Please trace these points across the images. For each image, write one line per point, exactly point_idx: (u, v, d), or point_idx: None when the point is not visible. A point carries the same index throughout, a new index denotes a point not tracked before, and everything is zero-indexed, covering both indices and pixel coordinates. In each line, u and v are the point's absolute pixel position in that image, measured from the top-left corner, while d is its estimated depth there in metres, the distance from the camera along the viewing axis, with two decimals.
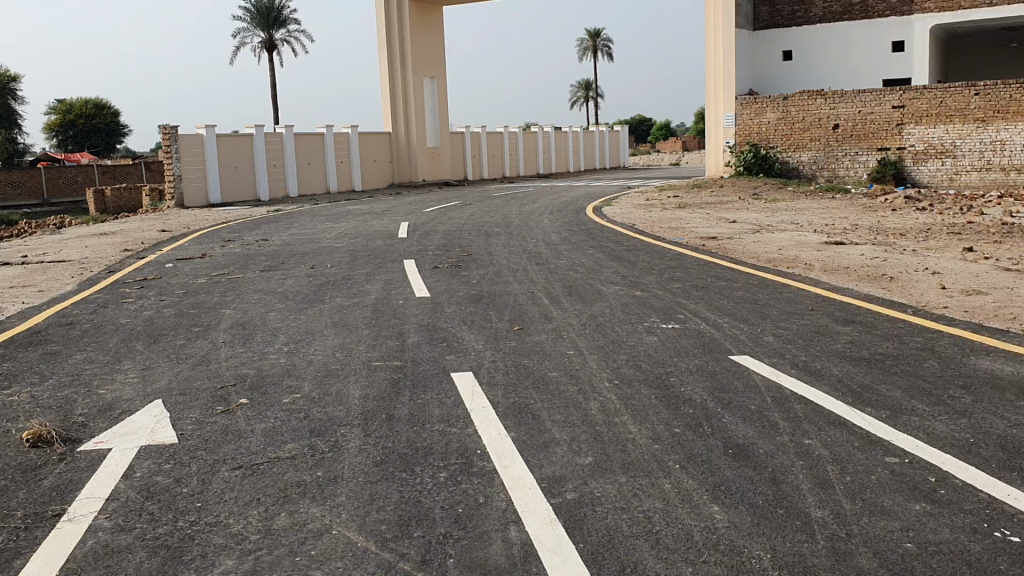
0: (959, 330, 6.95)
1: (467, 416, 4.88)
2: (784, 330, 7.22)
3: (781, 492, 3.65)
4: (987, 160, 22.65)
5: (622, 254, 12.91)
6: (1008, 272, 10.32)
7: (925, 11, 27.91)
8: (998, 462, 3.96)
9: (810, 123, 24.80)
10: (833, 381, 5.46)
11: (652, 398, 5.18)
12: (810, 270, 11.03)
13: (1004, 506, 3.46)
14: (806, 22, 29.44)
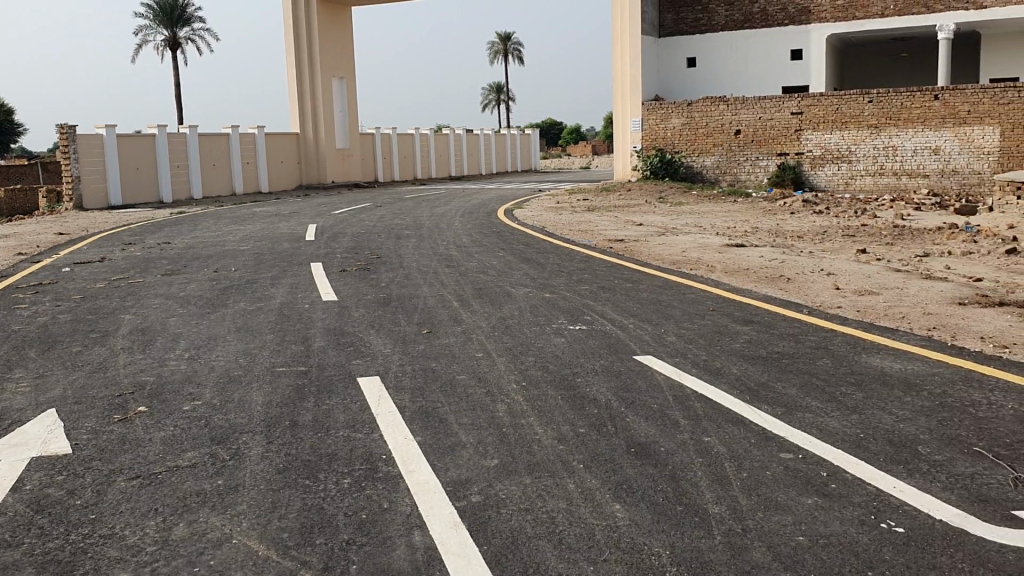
0: (851, 329, 7.21)
1: (372, 421, 4.84)
2: (686, 330, 7.39)
3: (680, 490, 3.73)
4: (881, 165, 23.59)
5: (531, 256, 13.02)
6: (898, 273, 10.79)
7: (822, 21, 28.98)
8: (886, 456, 4.13)
9: (713, 128, 25.33)
10: (732, 380, 5.60)
11: (557, 399, 5.24)
12: (713, 272, 11.29)
13: (890, 499, 3.61)
14: (710, 29, 30.11)
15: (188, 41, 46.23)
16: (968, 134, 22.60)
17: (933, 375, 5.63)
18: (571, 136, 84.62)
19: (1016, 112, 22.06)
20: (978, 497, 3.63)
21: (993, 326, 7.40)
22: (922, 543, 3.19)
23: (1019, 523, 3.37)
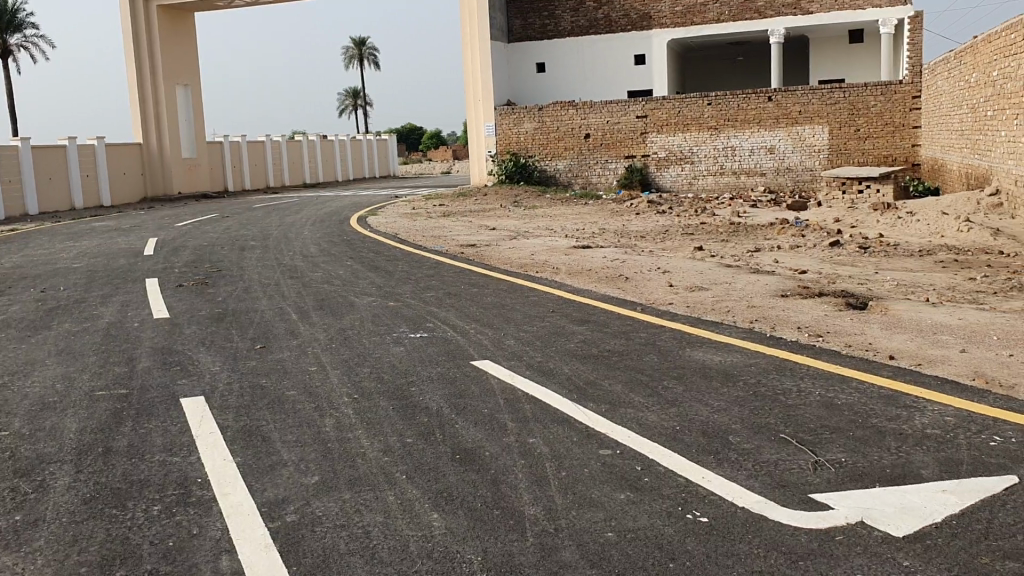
0: (681, 324, 7.46)
1: (192, 443, 4.67)
2: (524, 333, 7.46)
3: (500, 493, 3.76)
4: (721, 165, 24.53)
5: (380, 264, 12.90)
6: (729, 269, 11.24)
7: (662, 27, 29.98)
8: (699, 447, 4.27)
9: (564, 133, 25.77)
10: (562, 380, 5.69)
11: (388, 410, 5.18)
12: (557, 274, 11.47)
13: (698, 489, 3.74)
14: (557, 35, 30.65)
15: (21, 48, 43.63)
16: (799, 133, 23.78)
17: (751, 365, 5.90)
18: (430, 140, 84.32)
19: (842, 112, 23.39)
20: (779, 483, 3.80)
21: (810, 316, 7.79)
22: (723, 532, 3.32)
23: (815, 504, 3.56)
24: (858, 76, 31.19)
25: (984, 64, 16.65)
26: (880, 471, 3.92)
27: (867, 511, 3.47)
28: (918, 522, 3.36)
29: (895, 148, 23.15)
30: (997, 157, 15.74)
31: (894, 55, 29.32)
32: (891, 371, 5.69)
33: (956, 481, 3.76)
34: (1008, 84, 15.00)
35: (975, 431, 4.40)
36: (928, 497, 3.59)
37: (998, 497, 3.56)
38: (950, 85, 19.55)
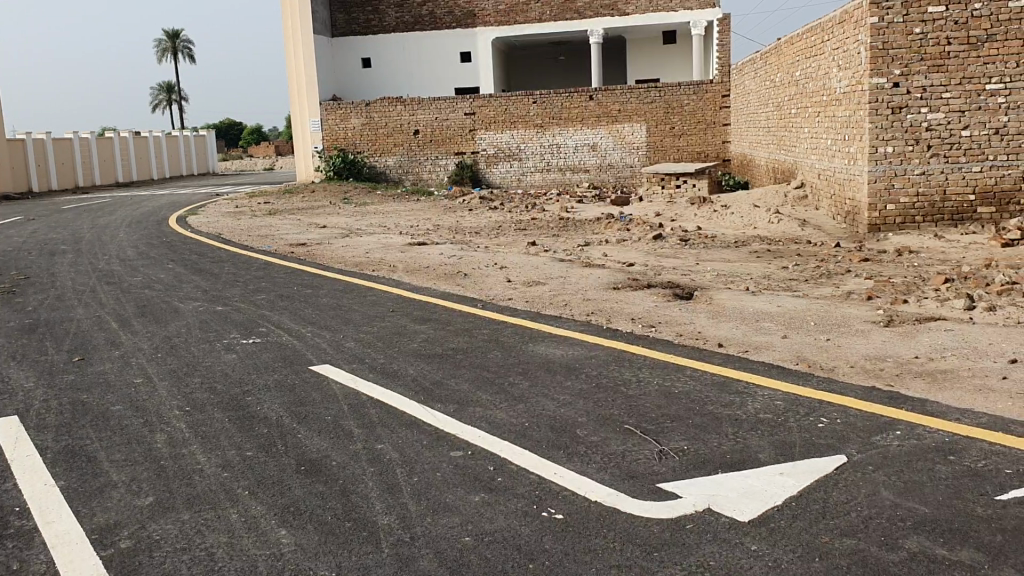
0: (521, 319, 7.51)
1: (6, 470, 4.28)
2: (364, 334, 7.31)
3: (350, 504, 3.64)
4: (547, 162, 24.98)
5: (204, 266, 12.35)
6: (562, 263, 11.43)
7: (486, 26, 30.25)
8: (548, 443, 4.29)
9: (392, 129, 25.55)
10: (406, 381, 5.59)
11: (223, 422, 4.94)
12: (393, 272, 11.34)
13: (552, 486, 3.75)
14: (381, 31, 30.31)
15: None
16: (620, 131, 24.50)
17: (593, 357, 6.00)
18: (251, 136, 81.78)
19: (658, 110, 24.25)
20: (629, 473, 3.87)
21: (642, 307, 8.02)
22: (578, 528, 3.34)
23: (663, 494, 3.64)
24: (672, 75, 32.46)
25: (788, 64, 17.62)
26: (720, 457, 4.05)
27: (713, 498, 3.58)
28: (761, 505, 3.48)
29: (708, 145, 24.17)
30: (801, 153, 16.72)
31: (703, 56, 30.70)
32: (722, 358, 5.91)
33: (791, 462, 3.93)
34: (809, 84, 15.94)
35: (803, 414, 4.61)
36: (767, 480, 3.73)
37: (831, 476, 3.74)
38: (756, 85, 20.63)
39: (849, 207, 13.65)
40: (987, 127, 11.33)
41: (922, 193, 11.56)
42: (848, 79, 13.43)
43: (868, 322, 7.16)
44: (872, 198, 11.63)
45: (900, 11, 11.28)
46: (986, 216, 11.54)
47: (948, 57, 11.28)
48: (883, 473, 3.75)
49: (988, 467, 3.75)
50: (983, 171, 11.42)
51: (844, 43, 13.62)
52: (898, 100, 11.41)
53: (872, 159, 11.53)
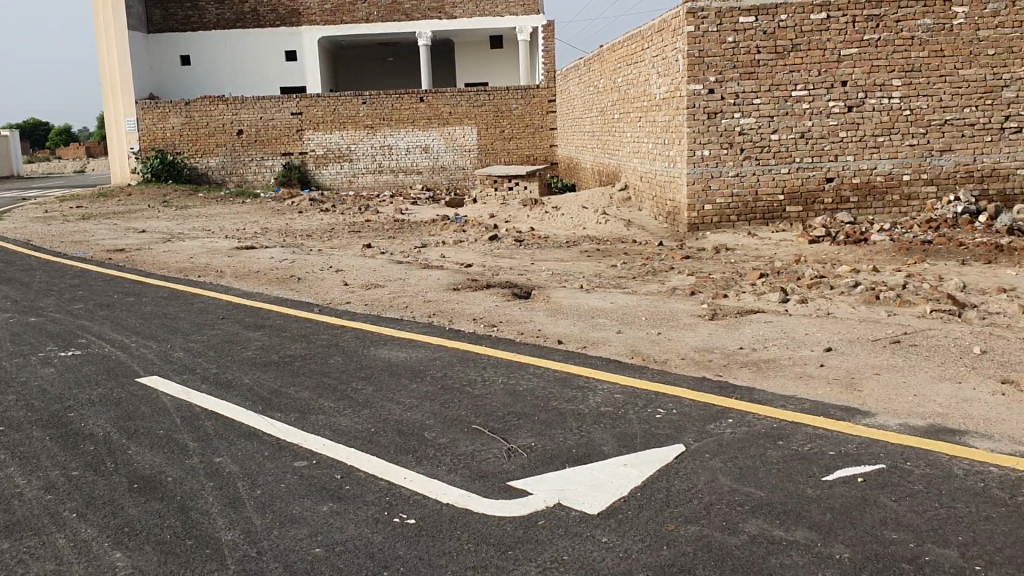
0: (360, 323, 7.39)
1: None
2: (195, 343, 6.99)
3: (190, 521, 3.46)
4: (379, 163, 24.74)
5: (12, 275, 11.51)
6: (397, 265, 11.35)
7: (312, 25, 29.65)
8: (396, 448, 4.23)
9: (215, 129, 24.66)
10: (243, 391, 5.38)
11: (44, 441, 4.60)
12: (221, 277, 10.93)
13: (402, 491, 3.70)
14: (202, 28, 29.19)
15: None
16: (450, 133, 24.57)
17: (435, 359, 5.96)
18: (60, 136, 77.08)
19: (488, 113, 24.46)
20: (478, 474, 3.86)
21: (482, 308, 8.05)
22: (431, 532, 3.30)
23: (514, 492, 3.65)
24: (499, 80, 32.88)
25: (610, 71, 18.19)
26: (567, 452, 4.10)
27: (563, 492, 3.62)
28: (608, 497, 3.55)
29: (536, 148, 24.63)
30: (625, 156, 17.28)
31: (529, 62, 31.24)
32: (561, 355, 6.01)
33: (634, 454, 4.03)
34: (631, 90, 16.51)
35: (642, 406, 4.74)
36: (613, 472, 3.81)
37: (671, 465, 3.86)
38: (581, 89, 21.16)
39: (671, 208, 14.21)
40: (794, 131, 12.07)
41: (736, 193, 12.18)
42: (667, 84, 13.98)
43: (695, 316, 7.47)
44: (692, 198, 12.15)
45: (713, 20, 11.80)
46: (794, 214, 12.29)
47: (758, 65, 11.91)
48: (720, 459, 3.89)
49: (813, 449, 3.94)
50: (790, 173, 12.16)
51: (663, 50, 14.17)
52: (713, 105, 11.96)
53: (690, 162, 12.04)
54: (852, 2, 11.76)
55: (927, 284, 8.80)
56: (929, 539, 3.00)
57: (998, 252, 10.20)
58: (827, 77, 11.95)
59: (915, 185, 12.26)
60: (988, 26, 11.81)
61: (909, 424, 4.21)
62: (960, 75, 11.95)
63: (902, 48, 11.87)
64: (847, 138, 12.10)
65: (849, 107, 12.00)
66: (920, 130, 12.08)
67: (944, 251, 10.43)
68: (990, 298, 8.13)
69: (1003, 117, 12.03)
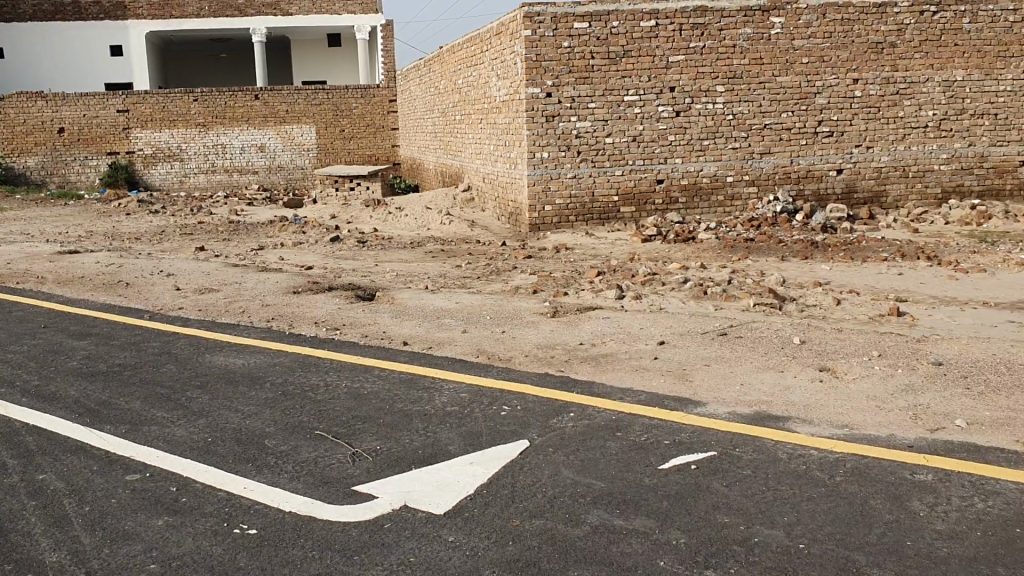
0: (195, 329, 7.12)
1: None
2: (13, 354, 6.55)
3: (10, 544, 3.24)
4: (212, 163, 23.89)
5: None
6: (234, 268, 11.00)
7: (138, 18, 28.32)
8: (235, 457, 4.11)
9: (33, 127, 23.23)
10: (68, 404, 5.08)
11: None
12: (41, 284, 10.29)
13: (243, 500, 3.59)
14: (17, 19, 27.45)
15: None
16: (288, 132, 24.01)
17: (275, 365, 5.82)
18: None
19: (327, 112, 24.05)
20: (322, 480, 3.80)
21: (323, 311, 7.91)
22: (274, 541, 3.22)
23: (359, 496, 3.61)
24: (338, 80, 32.43)
25: (450, 72, 18.27)
26: (412, 453, 4.08)
27: (409, 494, 3.61)
28: (454, 496, 3.56)
29: (377, 147, 24.43)
30: (466, 157, 17.39)
31: (368, 61, 30.96)
32: (406, 356, 5.97)
33: (479, 451, 4.05)
34: (471, 92, 16.61)
35: (486, 404, 4.77)
36: (459, 471, 3.81)
37: (515, 460, 3.91)
38: (422, 90, 21.15)
39: (512, 208, 14.41)
40: (626, 134, 12.46)
41: (574, 195, 12.47)
42: (506, 87, 14.15)
43: (537, 314, 7.60)
44: (532, 199, 12.37)
45: (550, 25, 12.00)
46: (628, 215, 12.71)
47: (593, 70, 12.22)
48: (562, 453, 3.97)
49: (650, 439, 4.08)
50: (625, 175, 12.55)
51: (501, 53, 14.35)
52: (551, 109, 12.17)
53: (530, 164, 12.25)
54: (679, 11, 12.24)
55: (751, 279, 9.29)
56: (757, 520, 3.16)
57: (813, 248, 10.88)
58: (657, 82, 12.40)
59: (738, 186, 12.91)
60: (802, 36, 12.56)
61: (737, 412, 4.43)
62: (777, 82, 12.65)
63: (725, 55, 12.46)
64: (676, 141, 12.61)
65: (677, 112, 12.51)
66: (742, 134, 12.73)
67: (766, 248, 11.04)
68: (807, 291, 8.67)
69: (815, 122, 12.84)
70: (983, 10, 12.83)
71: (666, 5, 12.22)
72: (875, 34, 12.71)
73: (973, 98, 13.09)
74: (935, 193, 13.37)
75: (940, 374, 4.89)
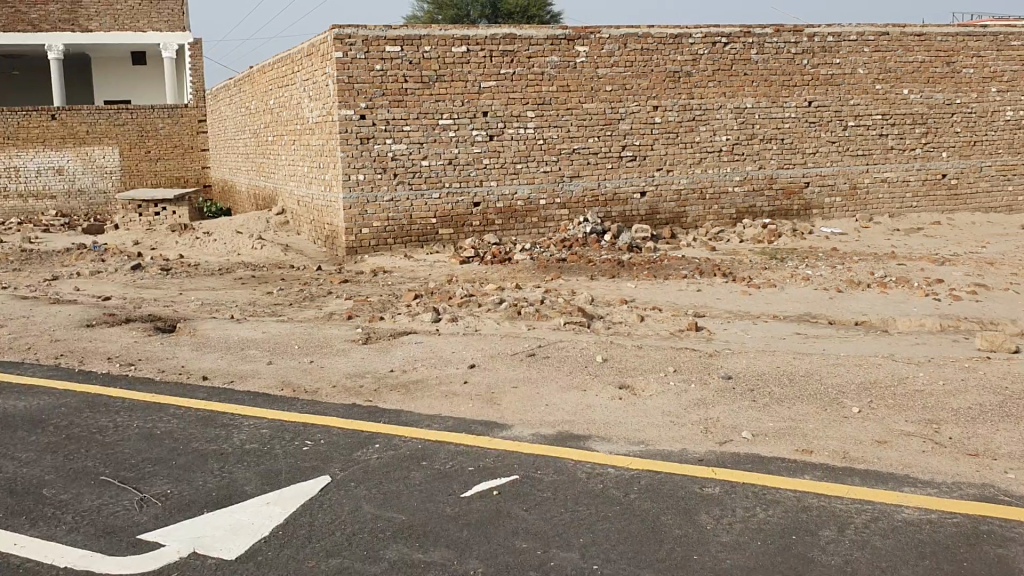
0: None
1: None
2: None
3: None
4: (4, 187, 22.24)
5: None
6: (23, 301, 10.22)
7: None
8: (6, 510, 3.77)
9: None
10: None
11: None
12: None
13: (12, 559, 3.30)
14: None
15: None
16: (88, 154, 22.65)
17: (60, 406, 5.41)
18: None
19: (131, 133, 22.87)
20: (104, 530, 3.54)
21: (121, 345, 7.46)
22: None
23: (144, 546, 3.39)
24: (144, 99, 31.00)
25: (261, 93, 17.79)
26: (206, 496, 3.87)
27: (198, 540, 3.42)
28: (247, 539, 3.40)
29: (186, 169, 23.41)
30: (280, 180, 16.95)
31: (176, 80, 29.77)
32: (205, 392, 5.70)
33: (278, 489, 3.89)
34: (283, 113, 16.22)
35: (288, 439, 4.60)
36: (254, 512, 3.64)
37: (316, 497, 3.78)
38: (232, 112, 20.48)
39: (328, 232, 14.15)
40: (441, 158, 12.49)
41: (391, 218, 12.38)
42: (319, 109, 13.91)
43: (348, 341, 7.46)
44: (347, 223, 12.18)
45: (361, 48, 11.86)
46: (446, 237, 12.74)
47: (406, 93, 12.17)
48: (365, 487, 3.87)
49: (454, 466, 4.06)
50: (441, 198, 12.58)
51: (312, 74, 14.09)
52: (365, 131, 12.02)
53: (345, 187, 12.05)
54: (488, 38, 12.42)
55: (562, 299, 9.50)
56: (553, 544, 3.20)
57: (620, 267, 11.27)
58: (470, 107, 12.51)
59: (551, 208, 13.21)
60: (605, 64, 13.03)
61: (541, 434, 4.48)
62: (584, 108, 13.06)
63: (534, 82, 12.75)
64: (490, 165, 12.76)
65: (490, 136, 12.68)
66: (553, 158, 13.04)
67: (577, 268, 11.35)
68: (614, 309, 8.94)
69: (620, 147, 13.33)
70: (769, 42, 13.73)
71: (476, 31, 12.36)
72: (673, 63, 13.35)
73: (761, 124, 13.96)
74: (730, 214, 14.15)
75: (729, 388, 5.13)
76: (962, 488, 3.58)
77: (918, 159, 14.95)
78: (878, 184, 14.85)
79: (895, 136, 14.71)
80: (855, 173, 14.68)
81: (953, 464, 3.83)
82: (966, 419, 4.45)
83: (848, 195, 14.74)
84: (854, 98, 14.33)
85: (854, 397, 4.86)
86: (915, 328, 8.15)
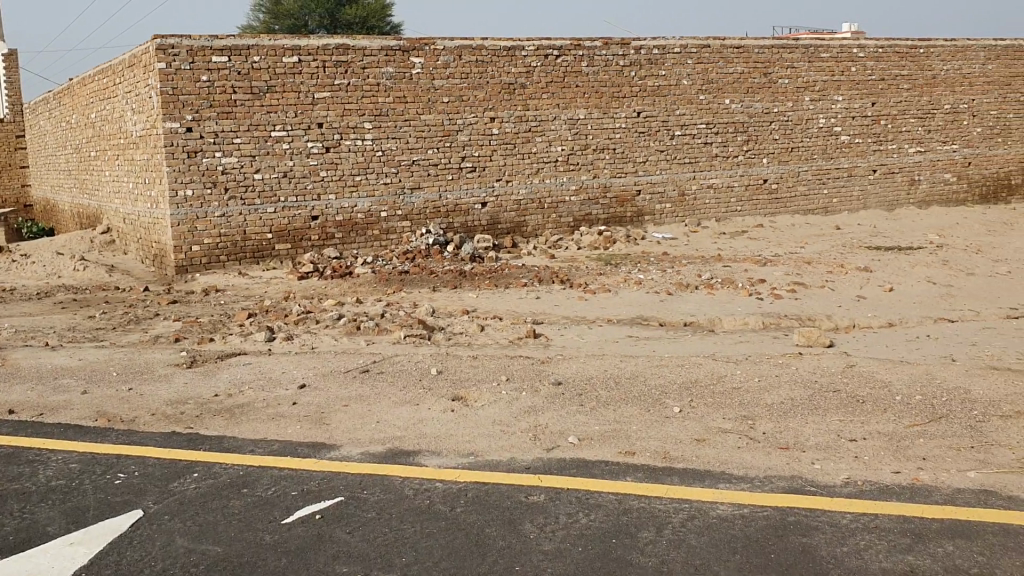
0: None
1: None
2: None
3: None
4: None
5: None
6: None
7: None
8: None
9: None
10: None
11: None
12: None
13: None
14: None
15: None
16: None
17: None
18: None
19: None
20: None
21: None
22: None
23: None
24: None
25: (81, 106, 16.87)
26: (2, 540, 3.58)
27: None
28: None
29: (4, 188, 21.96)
30: (105, 198, 16.10)
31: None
32: (9, 427, 5.29)
33: (81, 529, 3.64)
34: (105, 127, 15.42)
35: (99, 473, 4.32)
36: (53, 556, 3.39)
37: (124, 534, 3.56)
38: (50, 127, 19.34)
39: (156, 250, 13.53)
40: (275, 170, 12.14)
41: (224, 234, 11.94)
42: (143, 122, 13.30)
43: (172, 365, 7.12)
44: (176, 240, 11.67)
45: (185, 58, 11.39)
46: (283, 252, 12.40)
47: (235, 105, 11.78)
48: (179, 519, 3.68)
49: (276, 492, 3.92)
50: (277, 212, 12.23)
51: (135, 86, 13.47)
52: (192, 144, 11.56)
53: (173, 203, 11.54)
54: (320, 48, 12.22)
55: (402, 312, 9.41)
56: (374, 566, 3.12)
57: (461, 278, 11.27)
58: (304, 118, 12.23)
59: (392, 221, 13.07)
60: (441, 76, 13.05)
61: (369, 452, 4.39)
62: (421, 120, 13.03)
63: (370, 93, 12.62)
64: (327, 177, 12.51)
65: (327, 148, 12.44)
66: (392, 170, 12.93)
67: (419, 280, 11.28)
68: (454, 320, 8.92)
69: (459, 158, 13.36)
70: (598, 54, 14.10)
71: (307, 41, 12.13)
72: (506, 75, 13.50)
73: (594, 134, 14.30)
74: (567, 222, 14.41)
75: (558, 394, 5.18)
76: (773, 481, 3.73)
77: (740, 165, 15.67)
78: (705, 190, 15.47)
79: (718, 144, 15.37)
80: (683, 179, 15.24)
81: (765, 459, 3.99)
82: (778, 414, 4.66)
83: (677, 201, 15.29)
84: (680, 108, 14.89)
85: (676, 397, 5.01)
86: (740, 327, 8.50)
